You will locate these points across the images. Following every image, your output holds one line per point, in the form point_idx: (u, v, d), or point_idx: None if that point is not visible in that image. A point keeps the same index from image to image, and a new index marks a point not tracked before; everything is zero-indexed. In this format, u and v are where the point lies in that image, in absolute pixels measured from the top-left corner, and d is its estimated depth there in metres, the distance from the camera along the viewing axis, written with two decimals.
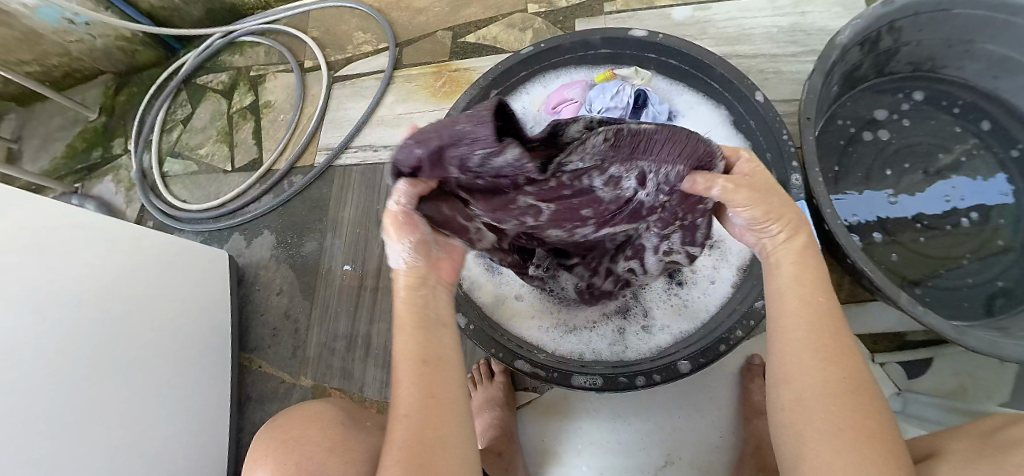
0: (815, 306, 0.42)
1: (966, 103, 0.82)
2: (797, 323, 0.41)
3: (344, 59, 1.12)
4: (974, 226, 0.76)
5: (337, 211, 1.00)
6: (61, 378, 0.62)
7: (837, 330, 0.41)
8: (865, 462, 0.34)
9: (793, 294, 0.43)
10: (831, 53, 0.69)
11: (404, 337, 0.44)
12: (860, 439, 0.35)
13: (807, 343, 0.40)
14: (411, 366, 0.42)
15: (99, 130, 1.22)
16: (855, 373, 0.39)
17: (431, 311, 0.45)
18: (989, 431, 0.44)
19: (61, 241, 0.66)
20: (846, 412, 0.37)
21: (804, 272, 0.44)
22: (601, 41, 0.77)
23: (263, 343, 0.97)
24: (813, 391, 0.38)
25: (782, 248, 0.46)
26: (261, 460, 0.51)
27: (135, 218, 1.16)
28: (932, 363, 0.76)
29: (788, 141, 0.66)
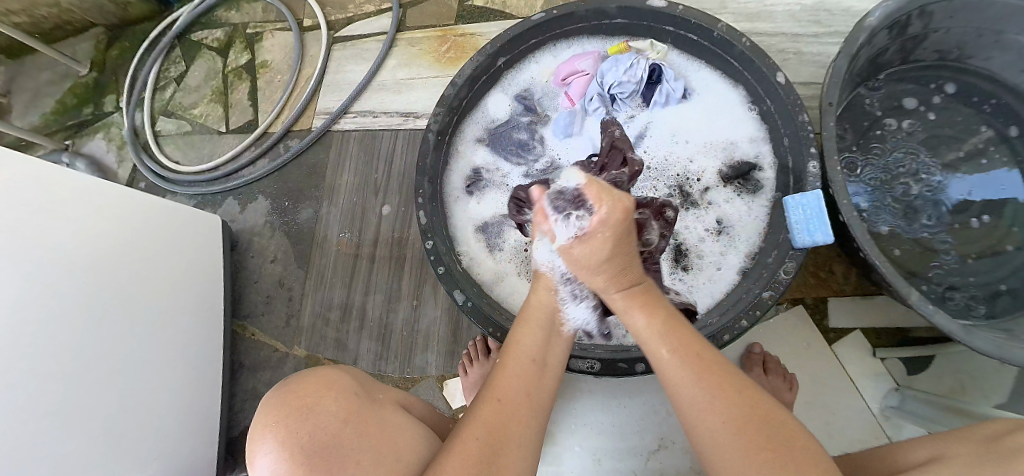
0: (677, 347, 0.42)
1: (999, 102, 0.78)
2: (680, 380, 0.41)
3: (344, 19, 1.07)
4: (986, 227, 0.74)
5: (334, 179, 0.97)
6: (46, 344, 0.60)
7: (706, 362, 0.41)
8: None
9: (660, 343, 0.43)
10: (859, 36, 0.65)
11: (531, 338, 0.47)
12: (770, 467, 0.35)
13: (688, 397, 0.40)
14: (525, 364, 0.45)
15: (90, 85, 1.17)
16: (737, 401, 0.38)
17: (551, 322, 0.49)
18: (993, 437, 0.42)
19: (39, 200, 0.62)
20: (747, 449, 0.36)
21: (654, 315, 0.45)
22: (616, 11, 0.72)
23: (256, 310, 0.96)
24: (715, 440, 0.38)
25: (635, 317, 0.45)
26: (269, 423, 0.47)
27: (126, 178, 1.12)
28: (933, 362, 0.74)
29: (807, 126, 0.62)
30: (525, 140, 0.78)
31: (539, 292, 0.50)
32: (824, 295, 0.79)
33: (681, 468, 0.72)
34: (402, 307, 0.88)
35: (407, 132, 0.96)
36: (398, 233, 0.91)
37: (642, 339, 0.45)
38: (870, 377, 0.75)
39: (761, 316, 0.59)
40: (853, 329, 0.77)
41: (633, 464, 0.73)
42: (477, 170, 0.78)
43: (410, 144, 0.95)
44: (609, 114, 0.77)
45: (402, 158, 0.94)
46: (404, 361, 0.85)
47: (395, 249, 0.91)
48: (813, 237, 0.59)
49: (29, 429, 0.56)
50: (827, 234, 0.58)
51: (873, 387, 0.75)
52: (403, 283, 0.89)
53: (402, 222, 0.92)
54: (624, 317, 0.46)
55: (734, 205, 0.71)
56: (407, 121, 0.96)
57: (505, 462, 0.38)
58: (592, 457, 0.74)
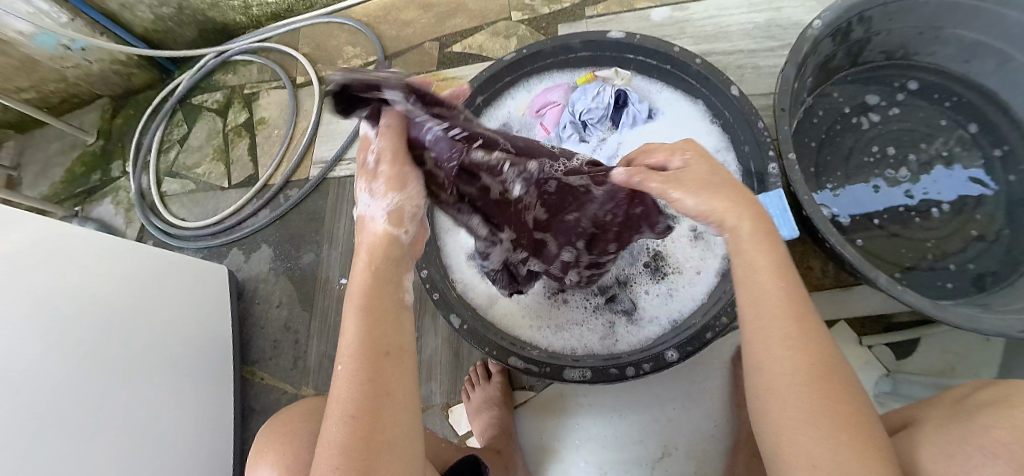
0: (786, 298, 0.42)
1: (961, 99, 0.83)
2: (773, 322, 0.41)
3: (334, 74, 1.14)
4: (948, 215, 0.78)
5: (333, 222, 1.02)
6: (54, 398, 0.62)
7: (806, 318, 0.41)
8: (847, 450, 0.36)
9: (764, 276, 0.43)
10: (803, 46, 0.71)
11: (352, 327, 0.41)
12: (844, 427, 0.36)
13: (777, 330, 0.41)
14: (352, 359, 0.40)
15: (97, 153, 1.24)
16: (827, 354, 0.40)
17: (385, 301, 0.43)
18: (963, 398, 0.46)
19: (49, 262, 0.66)
20: (830, 408, 0.37)
21: (769, 248, 0.44)
22: (580, 45, 0.79)
23: (265, 354, 0.99)
24: (791, 379, 0.39)
25: (742, 230, 0.44)
26: (262, 451, 0.53)
27: (135, 237, 1.18)
28: (921, 345, 0.77)
29: (763, 129, 0.68)
30: None
31: (371, 259, 0.44)
32: (806, 291, 0.82)
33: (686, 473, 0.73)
34: None
35: None
36: None
37: (741, 267, 0.44)
38: (862, 367, 0.77)
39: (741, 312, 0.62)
40: (838, 321, 0.80)
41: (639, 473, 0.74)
42: None
43: None
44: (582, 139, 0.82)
45: None
46: None
47: None
48: (781, 232, 0.64)
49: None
50: (791, 229, 0.63)
51: (864, 377, 0.77)
52: None
53: None
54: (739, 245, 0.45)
55: None
56: None
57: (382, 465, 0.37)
58: (598, 469, 0.76)
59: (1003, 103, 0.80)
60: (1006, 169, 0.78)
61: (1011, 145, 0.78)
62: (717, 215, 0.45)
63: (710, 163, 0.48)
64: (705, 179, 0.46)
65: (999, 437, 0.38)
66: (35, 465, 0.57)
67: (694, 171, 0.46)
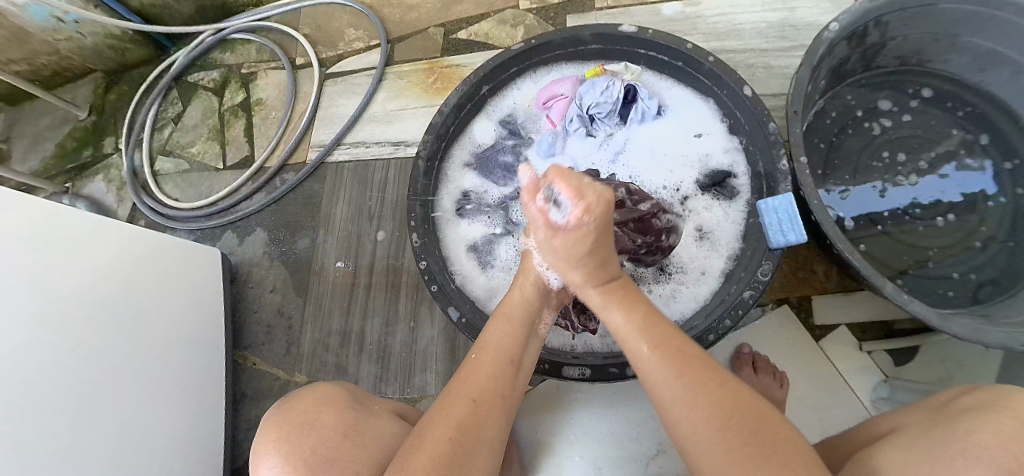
0: (659, 345, 0.46)
1: (973, 109, 0.82)
2: (656, 373, 0.45)
3: (335, 56, 1.11)
4: (952, 225, 0.77)
5: (330, 208, 1.00)
6: (39, 381, 0.60)
7: (687, 359, 0.45)
8: (760, 474, 0.37)
9: (643, 343, 0.47)
10: (818, 48, 0.69)
11: (499, 333, 0.51)
12: (749, 453, 0.38)
13: (667, 388, 0.44)
14: (489, 356, 0.48)
15: (89, 128, 1.21)
16: (728, 398, 0.42)
17: (524, 326, 0.53)
18: (945, 401, 0.46)
19: (39, 242, 0.64)
20: (730, 438, 0.40)
21: (632, 313, 0.49)
22: (591, 37, 0.77)
23: (257, 340, 0.97)
24: (701, 441, 0.41)
25: (614, 315, 0.50)
26: (270, 439, 0.49)
27: (127, 216, 1.15)
28: (919, 352, 0.77)
29: (774, 133, 0.66)
30: (510, 163, 0.81)
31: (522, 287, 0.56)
32: (808, 295, 0.81)
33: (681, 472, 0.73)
34: (400, 329, 0.90)
35: (398, 160, 0.99)
36: (393, 259, 0.94)
37: (621, 334, 0.49)
38: (859, 372, 0.77)
39: (744, 315, 0.61)
40: (838, 326, 0.79)
41: (633, 470, 0.74)
42: (466, 192, 0.81)
43: (401, 172, 0.98)
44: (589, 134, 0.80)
45: (395, 185, 0.98)
46: (404, 382, 0.87)
47: (390, 274, 0.93)
48: (788, 237, 0.63)
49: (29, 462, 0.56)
50: (800, 233, 0.62)
51: (862, 382, 0.77)
52: (400, 306, 0.91)
53: (397, 247, 0.94)
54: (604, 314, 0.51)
55: (713, 212, 0.74)
56: (398, 150, 1.00)
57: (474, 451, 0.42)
58: (593, 466, 0.75)
59: (1014, 116, 0.79)
60: (1015, 182, 0.77)
61: (1021, 159, 0.78)
62: (600, 310, 0.51)
63: (572, 238, 0.47)
64: (579, 247, 0.48)
65: (986, 441, 0.37)
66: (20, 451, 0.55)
67: (578, 240, 0.47)
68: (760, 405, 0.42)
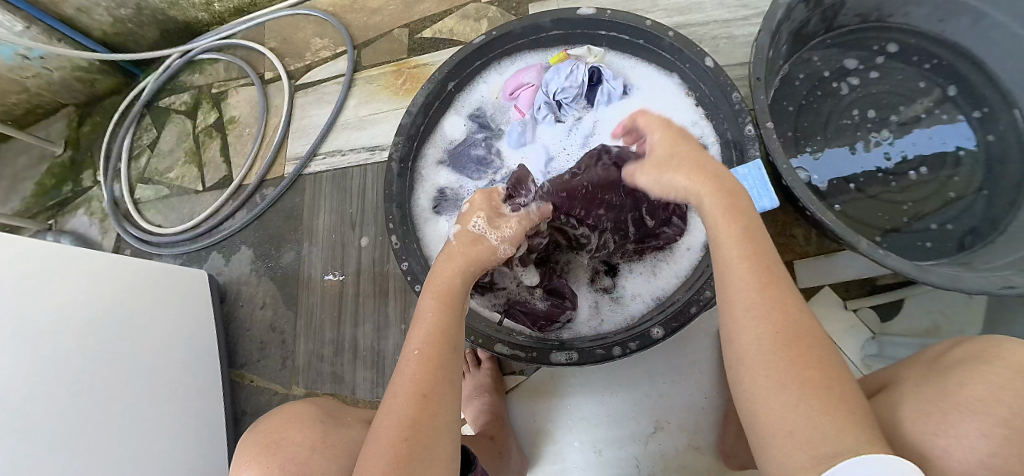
0: (748, 250, 0.42)
1: (941, 61, 0.82)
2: (731, 281, 0.42)
3: (303, 67, 1.11)
4: (926, 177, 0.78)
5: (312, 219, 1.00)
6: (40, 418, 0.60)
7: (772, 276, 0.41)
8: (813, 401, 0.35)
9: (732, 242, 0.43)
10: (776, 13, 0.70)
11: (427, 319, 0.45)
12: (806, 378, 0.36)
13: (741, 298, 0.41)
14: (416, 348, 0.43)
15: (66, 163, 1.20)
16: (796, 322, 0.39)
17: (456, 301, 0.47)
18: (936, 356, 0.47)
19: (30, 281, 0.64)
20: (788, 362, 0.37)
21: (735, 218, 0.44)
22: (551, 23, 0.77)
23: (252, 357, 0.98)
24: (757, 349, 0.39)
25: (710, 209, 0.46)
26: (244, 462, 0.51)
27: (112, 248, 1.15)
28: (903, 306, 0.78)
29: (738, 103, 0.67)
30: (482, 156, 0.81)
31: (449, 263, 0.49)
32: (790, 259, 0.82)
33: (680, 446, 0.74)
34: (393, 332, 0.90)
35: (375, 165, 0.99)
36: (379, 264, 0.94)
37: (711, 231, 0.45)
38: (847, 331, 0.78)
39: None
40: (820, 288, 0.80)
41: (634, 449, 0.75)
42: (442, 190, 0.81)
43: (379, 176, 0.98)
44: (557, 120, 0.80)
45: (374, 190, 0.98)
46: None
47: (378, 279, 0.93)
48: (761, 202, 0.64)
49: None
50: (771, 198, 0.63)
51: (850, 340, 0.78)
52: (390, 309, 0.91)
53: (381, 252, 0.94)
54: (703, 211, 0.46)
55: None
56: (374, 155, 1.00)
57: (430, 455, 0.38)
58: (594, 449, 0.76)
59: (981, 65, 0.80)
60: (983, 129, 0.79)
61: (991, 108, 0.79)
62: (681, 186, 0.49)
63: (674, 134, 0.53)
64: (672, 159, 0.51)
65: (977, 393, 0.38)
66: None
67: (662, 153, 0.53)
68: (821, 335, 0.39)
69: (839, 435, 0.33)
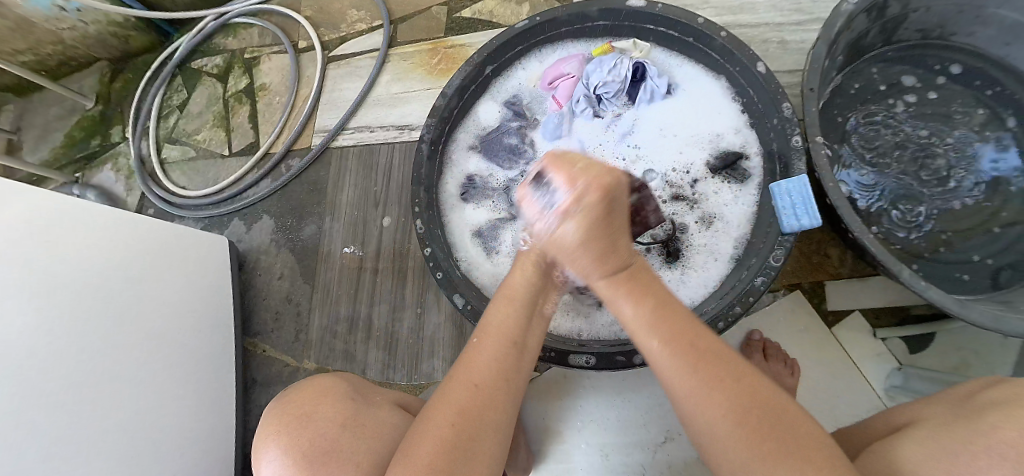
0: (671, 341, 0.43)
1: (1003, 89, 0.78)
2: (667, 369, 0.42)
3: (338, 39, 1.10)
4: (971, 206, 0.75)
5: (335, 195, 0.99)
6: (50, 372, 0.61)
7: (703, 355, 0.42)
8: (778, 473, 0.36)
9: (657, 329, 0.44)
10: (837, 21, 0.66)
11: (501, 313, 0.49)
12: (769, 456, 0.36)
13: (684, 387, 0.41)
14: (490, 340, 0.47)
15: (96, 118, 1.21)
16: (743, 393, 0.40)
17: (530, 299, 0.50)
18: (968, 396, 0.45)
19: (48, 233, 0.64)
20: (748, 442, 0.37)
21: (643, 303, 0.45)
22: (598, 13, 0.75)
23: (266, 327, 0.98)
24: (713, 429, 0.39)
25: (622, 298, 0.46)
26: (272, 432, 0.50)
27: (135, 206, 1.16)
28: (935, 339, 0.75)
29: (789, 111, 0.64)
30: (515, 144, 0.79)
31: (520, 267, 0.52)
32: (822, 280, 0.79)
33: (690, 458, 0.72)
34: (407, 315, 0.90)
35: (403, 144, 0.98)
36: (400, 245, 0.93)
37: (632, 327, 0.46)
38: (872, 358, 0.76)
39: (755, 302, 0.60)
40: (851, 311, 0.78)
41: (642, 457, 0.74)
42: (471, 176, 0.79)
43: (406, 156, 0.97)
44: (596, 115, 0.78)
45: (400, 170, 0.97)
46: (411, 368, 0.87)
47: (397, 260, 0.93)
48: (800, 221, 0.61)
49: (41, 451, 0.57)
50: (815, 217, 0.60)
51: (876, 367, 0.75)
52: (406, 292, 0.91)
53: (402, 234, 0.94)
54: (612, 305, 0.47)
55: (723, 195, 0.72)
56: (403, 134, 0.99)
57: (479, 452, 0.41)
58: (602, 452, 0.75)
59: None
60: None
61: None
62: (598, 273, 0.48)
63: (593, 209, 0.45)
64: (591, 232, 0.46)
65: (1007, 439, 0.36)
66: (30, 437, 0.56)
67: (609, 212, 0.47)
68: (779, 399, 0.40)
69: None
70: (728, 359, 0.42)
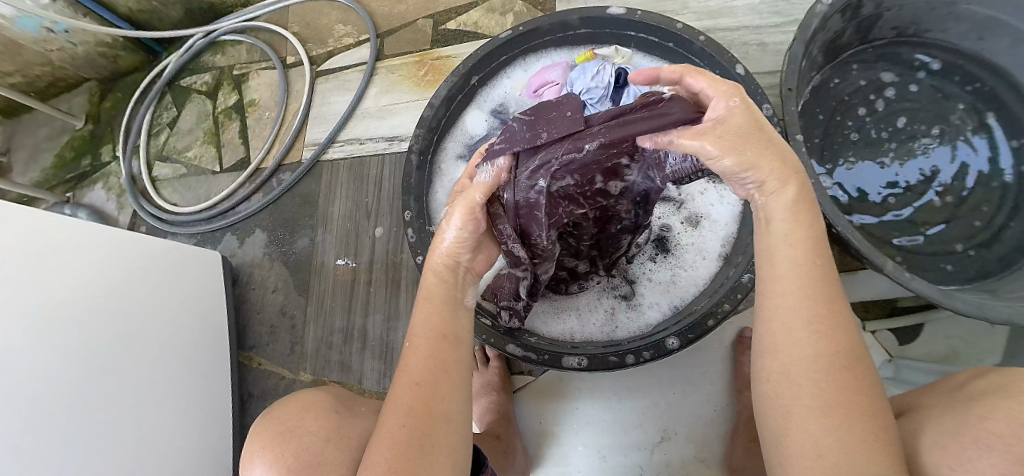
0: (818, 269, 0.38)
1: (982, 85, 0.79)
2: (789, 291, 0.38)
3: (325, 53, 1.11)
4: (953, 198, 0.76)
5: (327, 207, 1.00)
6: (42, 394, 0.60)
7: (834, 290, 0.38)
8: (854, 428, 0.34)
9: (795, 254, 0.39)
10: (812, 23, 0.68)
11: (426, 311, 0.45)
12: (850, 407, 0.34)
13: (803, 313, 0.37)
14: (419, 338, 0.43)
15: (87, 137, 1.21)
16: (851, 340, 0.37)
17: (454, 291, 0.47)
18: (968, 391, 0.45)
19: (40, 254, 0.64)
20: (836, 385, 0.35)
21: (804, 230, 0.40)
22: (579, 21, 0.76)
23: (261, 340, 0.98)
24: (807, 365, 0.36)
25: (784, 200, 0.41)
26: (258, 449, 0.51)
27: (127, 224, 1.16)
28: (924, 330, 0.76)
29: (769, 111, 0.65)
30: None
31: (440, 259, 0.47)
32: None
33: (686, 457, 0.73)
34: (402, 324, 0.90)
35: (393, 155, 0.99)
36: (393, 254, 0.94)
37: (773, 244, 0.40)
38: None
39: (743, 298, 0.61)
40: None
41: (639, 458, 0.74)
42: None
43: (397, 167, 0.98)
44: None
45: (390, 180, 0.98)
46: None
47: (390, 269, 0.93)
48: None
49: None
50: None
51: None
52: (400, 301, 0.91)
53: (395, 243, 0.94)
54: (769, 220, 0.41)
55: (709, 195, 0.73)
56: (392, 145, 1.00)
57: (436, 451, 0.38)
58: (599, 454, 0.76)
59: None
60: (1018, 159, 0.75)
61: None
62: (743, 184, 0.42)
63: (751, 123, 0.42)
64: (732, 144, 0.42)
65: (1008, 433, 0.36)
66: (22, 461, 0.56)
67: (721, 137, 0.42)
68: (870, 361, 0.38)
69: (871, 464, 0.32)
70: (844, 306, 0.39)
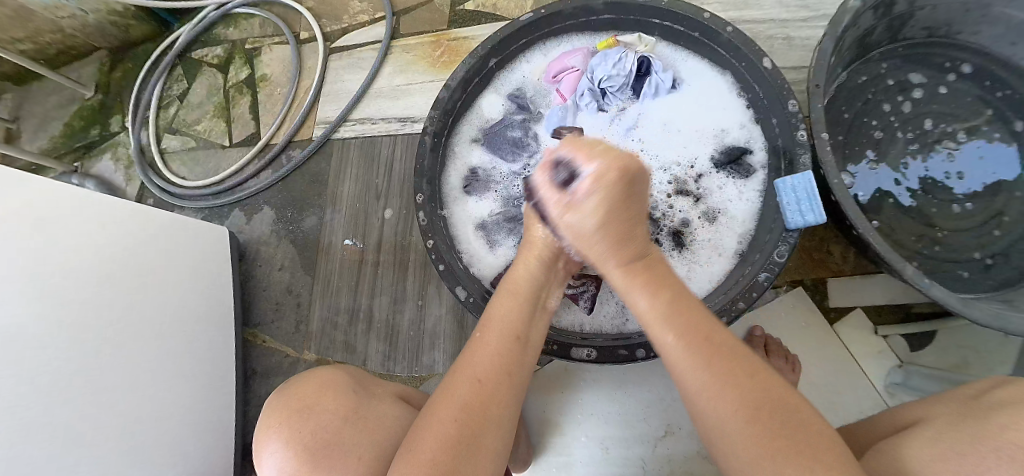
0: (683, 332, 0.43)
1: (1012, 92, 0.78)
2: (679, 359, 0.43)
3: (340, 30, 1.09)
4: (976, 205, 0.74)
5: (336, 186, 0.99)
6: (48, 361, 0.60)
7: (716, 346, 0.42)
8: (788, 472, 0.35)
9: (671, 324, 0.44)
10: (843, 18, 0.66)
11: (506, 309, 0.50)
12: (778, 450, 0.36)
13: (695, 377, 0.41)
14: (497, 335, 0.47)
15: (95, 107, 1.20)
16: (762, 388, 0.40)
17: (529, 296, 0.52)
18: (987, 402, 0.44)
19: (48, 221, 0.63)
20: (756, 433, 0.37)
21: (663, 297, 0.46)
22: (603, 6, 0.74)
23: (267, 318, 0.98)
24: (727, 424, 0.39)
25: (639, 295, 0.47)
26: (275, 424, 0.51)
27: (135, 196, 1.15)
28: (936, 337, 0.75)
29: (795, 109, 0.64)
30: (519, 138, 0.78)
31: (528, 256, 0.54)
32: (823, 276, 0.79)
33: (689, 453, 0.73)
34: (408, 307, 0.89)
35: (405, 137, 0.98)
36: (401, 237, 0.93)
37: (646, 321, 0.46)
38: (873, 355, 0.76)
39: (758, 297, 0.60)
40: (853, 309, 0.78)
41: (642, 451, 0.74)
42: (475, 169, 0.79)
43: (408, 149, 0.97)
44: (600, 109, 0.77)
45: (402, 162, 0.96)
46: (412, 360, 0.87)
47: (398, 252, 0.92)
48: (806, 217, 0.61)
49: (37, 442, 0.57)
50: (820, 214, 0.60)
51: (876, 365, 0.75)
52: (408, 284, 0.91)
53: (404, 225, 0.93)
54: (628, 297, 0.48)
55: (728, 190, 0.72)
56: (405, 126, 0.98)
57: (483, 443, 0.41)
58: (602, 446, 0.75)
59: None
60: None
61: None
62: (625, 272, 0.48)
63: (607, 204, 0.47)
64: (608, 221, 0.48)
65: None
66: (26, 426, 0.56)
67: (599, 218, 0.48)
68: (795, 401, 0.40)
69: None
70: (747, 358, 0.42)
